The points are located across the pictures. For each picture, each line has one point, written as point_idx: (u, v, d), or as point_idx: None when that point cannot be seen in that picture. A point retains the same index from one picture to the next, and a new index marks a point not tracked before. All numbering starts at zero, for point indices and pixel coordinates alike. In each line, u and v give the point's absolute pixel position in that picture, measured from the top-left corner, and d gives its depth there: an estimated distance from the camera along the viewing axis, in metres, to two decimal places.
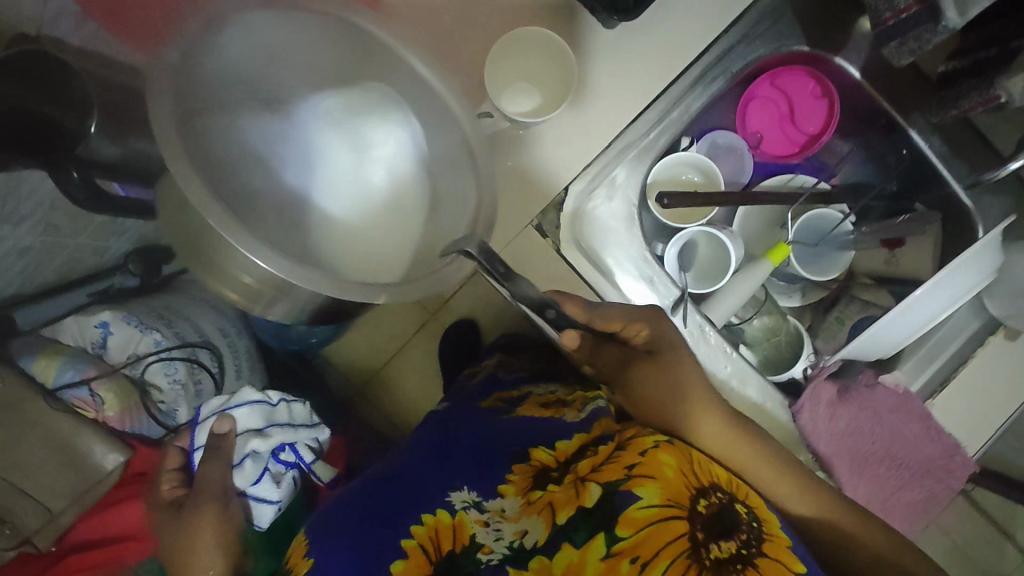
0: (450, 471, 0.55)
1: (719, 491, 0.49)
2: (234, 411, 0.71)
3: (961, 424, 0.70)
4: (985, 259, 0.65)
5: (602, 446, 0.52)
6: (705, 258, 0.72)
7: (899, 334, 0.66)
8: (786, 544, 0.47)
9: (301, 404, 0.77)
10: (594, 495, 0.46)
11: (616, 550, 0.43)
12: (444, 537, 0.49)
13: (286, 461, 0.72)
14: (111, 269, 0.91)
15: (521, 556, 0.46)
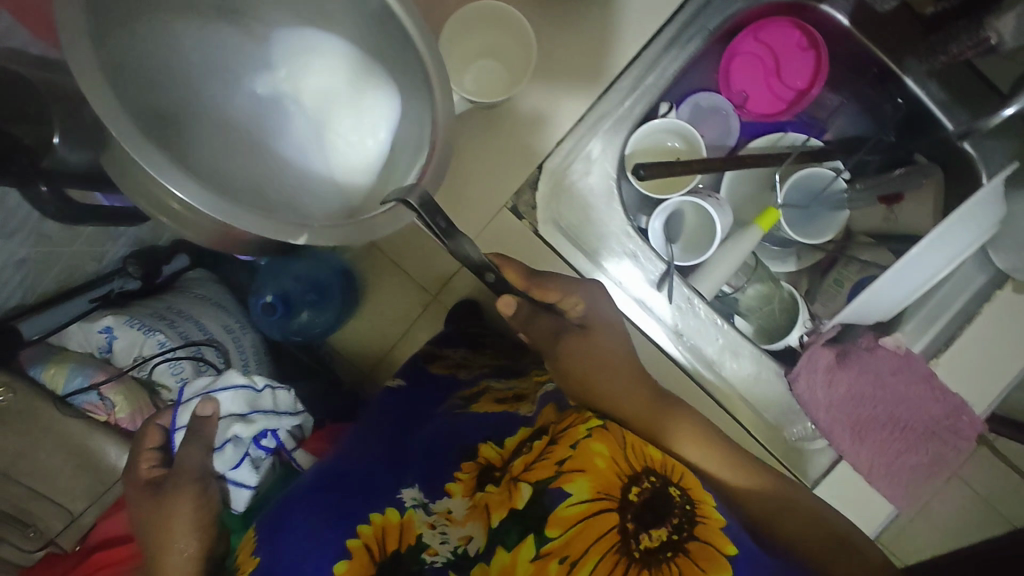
0: (403, 467, 0.57)
1: (653, 476, 0.49)
2: (217, 394, 0.67)
3: (966, 384, 0.67)
4: (989, 211, 0.62)
5: (537, 441, 0.53)
6: (691, 228, 0.68)
7: (898, 294, 0.63)
8: (720, 525, 0.47)
9: (285, 390, 0.75)
10: (525, 496, 0.47)
11: (545, 552, 0.44)
12: (390, 538, 0.49)
13: (268, 448, 0.71)
14: (113, 274, 1.06)
15: (464, 563, 0.48)
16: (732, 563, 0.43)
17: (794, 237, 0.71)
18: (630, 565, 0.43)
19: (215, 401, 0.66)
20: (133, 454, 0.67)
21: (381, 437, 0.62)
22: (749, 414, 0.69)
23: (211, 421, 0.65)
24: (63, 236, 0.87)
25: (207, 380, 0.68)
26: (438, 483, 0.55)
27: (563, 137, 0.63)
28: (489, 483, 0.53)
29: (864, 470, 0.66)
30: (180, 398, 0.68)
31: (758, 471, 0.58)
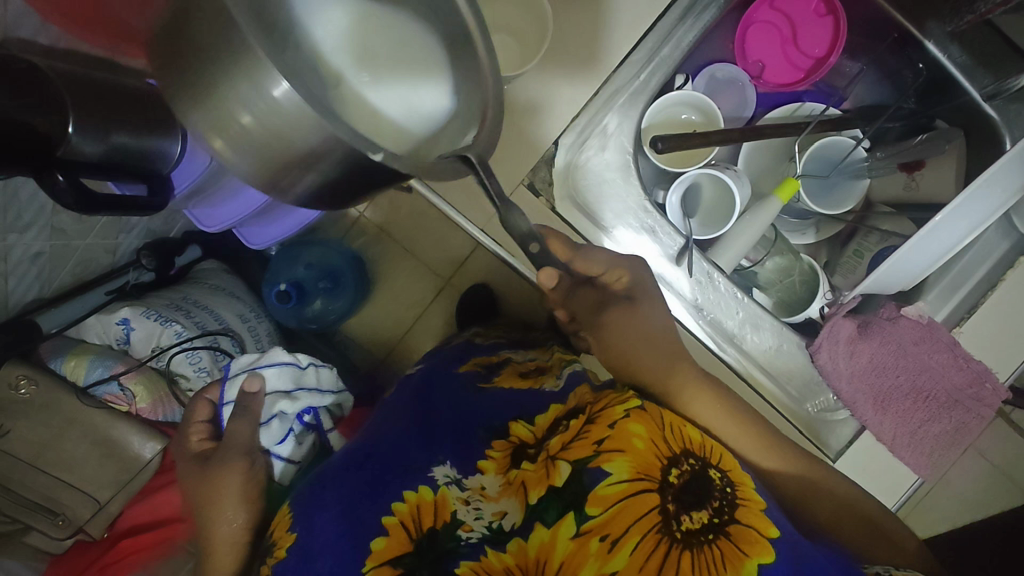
0: (432, 445, 0.57)
1: (692, 458, 0.49)
2: (265, 371, 0.74)
3: (991, 351, 0.66)
4: (1016, 174, 0.59)
5: (572, 420, 0.53)
6: (710, 202, 0.68)
7: (921, 263, 0.62)
8: (761, 507, 0.47)
9: (328, 369, 0.81)
10: (564, 473, 0.47)
11: (585, 529, 0.44)
12: (426, 516, 0.50)
13: (309, 424, 0.78)
14: (127, 267, 1.06)
15: (499, 538, 0.47)
16: (774, 548, 0.44)
17: (814, 208, 0.70)
18: (672, 546, 0.43)
19: (260, 379, 0.69)
20: (184, 426, 0.71)
21: (405, 416, 0.63)
22: (767, 385, 0.69)
23: (256, 398, 0.69)
24: (77, 229, 0.88)
25: (254, 356, 0.73)
26: (470, 459, 0.55)
27: (578, 113, 0.62)
28: (523, 461, 0.53)
29: (885, 440, 0.66)
30: (228, 373, 0.73)
31: (785, 449, 0.58)
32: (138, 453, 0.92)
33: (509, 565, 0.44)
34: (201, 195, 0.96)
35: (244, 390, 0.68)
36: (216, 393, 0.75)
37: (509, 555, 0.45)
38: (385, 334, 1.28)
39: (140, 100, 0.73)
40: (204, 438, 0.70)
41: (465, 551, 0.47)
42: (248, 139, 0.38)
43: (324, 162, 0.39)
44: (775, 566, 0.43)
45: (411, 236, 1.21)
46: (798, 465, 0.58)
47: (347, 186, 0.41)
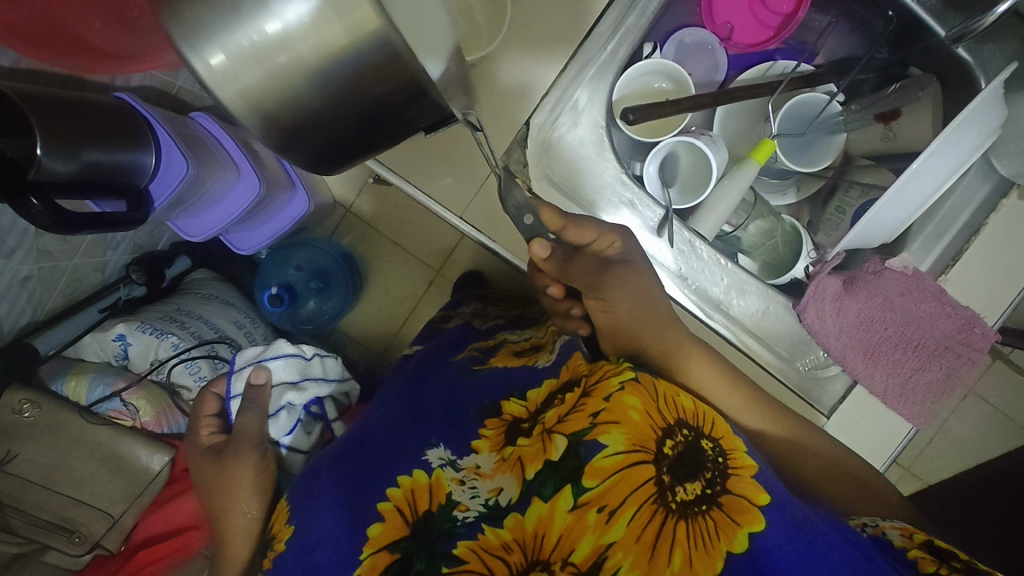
0: (430, 428, 0.58)
1: (685, 429, 0.49)
2: (270, 364, 0.75)
3: (977, 296, 0.66)
4: (987, 118, 0.58)
5: (568, 394, 0.54)
6: (687, 169, 0.68)
7: (899, 214, 0.60)
8: (752, 473, 0.47)
9: (334, 358, 0.81)
10: (560, 447, 0.48)
11: (582, 501, 0.45)
12: (421, 498, 0.51)
13: (316, 414, 0.78)
14: (117, 284, 1.07)
15: (496, 514, 0.48)
16: (765, 516, 0.44)
17: (791, 166, 0.69)
18: (667, 516, 0.44)
19: (267, 370, 0.72)
20: (193, 422, 0.72)
21: (398, 406, 0.63)
22: (760, 349, 0.69)
23: (263, 390, 0.71)
24: (63, 249, 0.88)
25: (258, 350, 0.75)
26: (464, 440, 0.56)
27: (545, 93, 0.62)
28: (518, 436, 0.53)
29: (878, 392, 0.67)
30: (233, 367, 0.75)
31: (772, 410, 0.59)
32: (146, 465, 0.95)
33: (506, 539, 0.45)
34: (185, 205, 0.96)
35: (250, 382, 0.71)
36: (222, 388, 0.76)
37: (506, 529, 0.46)
38: (382, 327, 1.31)
39: (106, 115, 0.74)
40: (214, 432, 0.71)
41: (462, 531, 0.47)
42: (272, 54, 0.35)
43: (339, 90, 0.38)
44: (767, 535, 0.43)
45: (399, 228, 1.28)
46: (789, 427, 0.59)
47: (345, 129, 0.42)
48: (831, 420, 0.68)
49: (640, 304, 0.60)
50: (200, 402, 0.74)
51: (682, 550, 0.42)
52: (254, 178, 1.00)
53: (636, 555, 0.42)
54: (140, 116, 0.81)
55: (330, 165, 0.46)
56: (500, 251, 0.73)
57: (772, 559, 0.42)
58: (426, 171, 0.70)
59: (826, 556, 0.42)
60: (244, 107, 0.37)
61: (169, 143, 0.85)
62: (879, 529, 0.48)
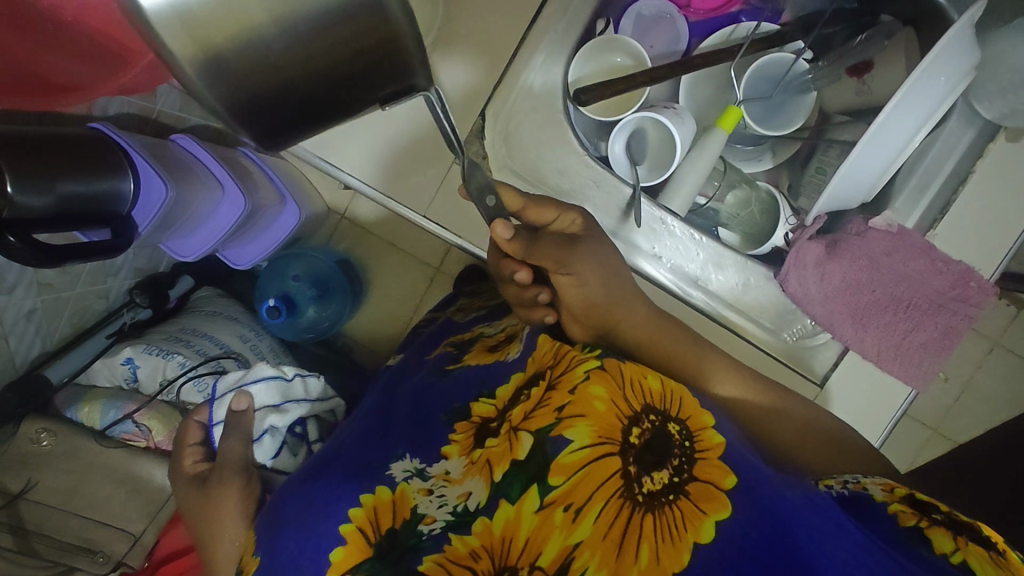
0: (409, 437, 0.58)
1: (653, 414, 0.48)
2: (252, 387, 0.77)
3: (968, 248, 0.63)
4: (957, 58, 0.52)
5: (533, 388, 0.53)
6: (656, 145, 0.66)
7: (874, 165, 0.56)
8: (719, 455, 0.46)
9: (315, 377, 0.84)
10: (526, 446, 0.48)
11: (548, 501, 0.45)
12: (384, 517, 0.50)
13: (299, 434, 0.81)
14: (121, 309, 1.10)
15: (463, 520, 0.47)
16: (731, 501, 0.43)
17: (761, 130, 0.68)
18: (634, 510, 0.43)
19: (248, 396, 0.73)
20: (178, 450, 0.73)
21: (373, 419, 0.64)
22: (743, 323, 0.67)
23: (247, 414, 0.73)
24: (62, 280, 0.90)
25: (240, 374, 0.77)
26: (435, 448, 0.55)
27: (494, 90, 0.63)
28: (487, 437, 0.53)
29: (870, 355, 0.64)
30: (215, 395, 0.76)
31: (750, 379, 0.59)
32: (163, 484, 0.96)
33: (473, 547, 0.45)
34: (174, 227, 0.97)
35: (233, 409, 0.72)
36: (205, 415, 0.78)
37: (474, 535, 0.46)
38: (387, 330, 1.33)
39: (79, 146, 0.75)
40: (199, 461, 0.72)
41: (427, 545, 0.47)
42: None
43: (310, 42, 0.34)
44: (733, 521, 0.42)
45: (395, 230, 1.27)
46: (767, 397, 0.58)
47: (306, 93, 0.36)
48: (824, 389, 0.66)
49: (613, 282, 0.59)
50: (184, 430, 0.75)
51: (650, 546, 0.41)
52: (238, 195, 1.01)
53: (603, 553, 0.41)
54: (115, 143, 0.82)
55: (280, 139, 0.40)
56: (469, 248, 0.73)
57: (742, 548, 0.41)
58: (404, 185, 0.70)
59: (794, 531, 0.42)
60: (198, 55, 0.32)
61: (146, 167, 0.85)
62: (858, 487, 0.49)
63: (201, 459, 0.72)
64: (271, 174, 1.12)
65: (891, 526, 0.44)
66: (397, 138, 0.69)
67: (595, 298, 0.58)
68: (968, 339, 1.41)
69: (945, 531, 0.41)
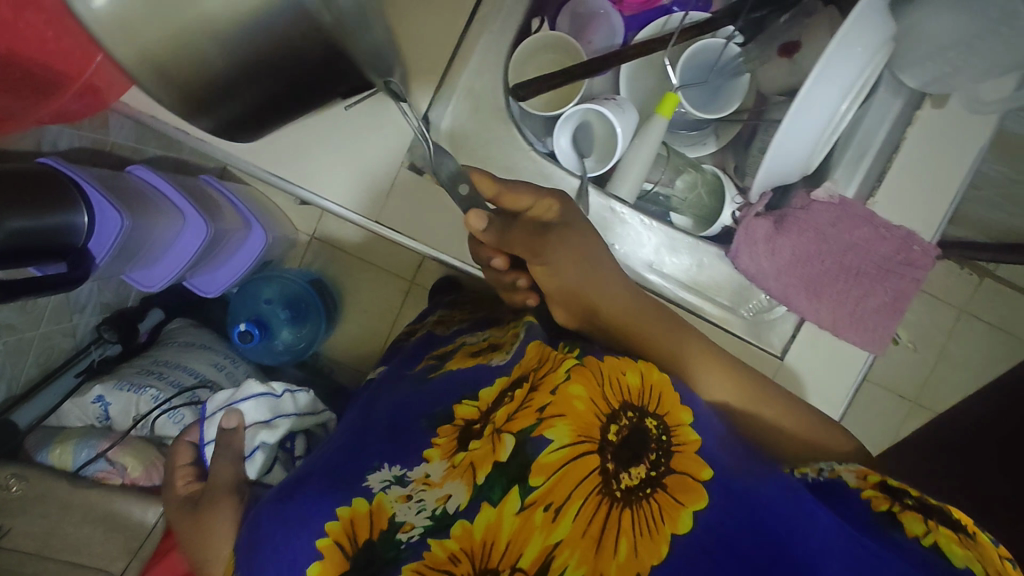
0: (389, 441, 0.55)
1: (631, 411, 0.48)
2: (242, 405, 0.79)
3: (907, 213, 0.66)
4: (873, 30, 0.55)
5: (517, 390, 0.53)
6: (602, 137, 0.68)
7: (806, 139, 0.59)
8: (695, 449, 0.47)
9: (305, 393, 0.85)
10: (508, 447, 0.47)
11: (530, 501, 0.44)
12: (360, 529, 0.48)
13: (288, 449, 0.83)
14: (88, 347, 1.07)
15: (443, 524, 0.46)
16: (707, 492, 0.45)
17: (701, 115, 0.70)
18: (612, 505, 0.44)
19: (239, 412, 0.73)
20: (170, 472, 0.74)
21: (351, 428, 0.62)
22: (702, 304, 0.69)
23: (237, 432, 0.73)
24: (25, 320, 0.88)
25: (230, 393, 0.78)
26: (416, 450, 0.53)
27: (440, 84, 0.63)
28: (470, 440, 0.52)
29: (828, 325, 0.66)
30: (205, 415, 0.76)
31: (725, 364, 0.61)
32: (142, 519, 0.96)
33: (453, 551, 0.44)
34: (137, 261, 0.96)
35: (223, 426, 0.73)
36: (195, 435, 0.77)
37: (454, 538, 0.44)
38: (366, 347, 1.32)
39: (29, 181, 0.73)
40: (191, 481, 0.72)
41: (407, 554, 0.46)
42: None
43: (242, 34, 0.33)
44: (709, 511, 0.44)
45: (365, 248, 1.27)
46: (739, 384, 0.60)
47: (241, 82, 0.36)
48: (785, 357, 0.68)
49: (585, 263, 0.60)
50: (175, 453, 0.75)
51: (628, 538, 0.43)
52: (200, 222, 1.01)
53: (583, 550, 0.42)
54: (67, 177, 0.80)
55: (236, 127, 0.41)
56: (443, 258, 0.69)
57: (715, 536, 0.43)
58: (381, 203, 0.67)
59: (765, 521, 0.45)
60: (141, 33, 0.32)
61: (99, 198, 0.84)
62: (834, 473, 0.53)
63: (192, 479, 0.72)
64: (235, 200, 1.12)
65: (863, 511, 0.48)
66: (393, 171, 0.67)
67: (559, 288, 0.60)
68: (938, 312, 1.44)
69: (918, 515, 0.46)
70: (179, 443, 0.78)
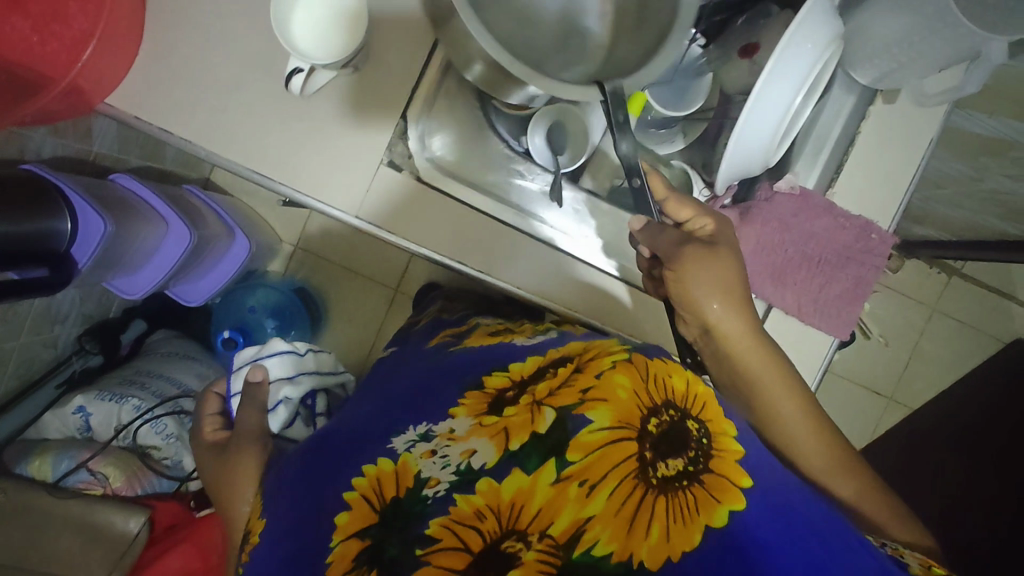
0: (416, 409, 0.55)
1: (672, 409, 0.45)
2: (269, 361, 0.94)
3: (865, 205, 0.69)
4: (821, 28, 0.58)
5: (560, 367, 0.51)
6: (573, 134, 0.73)
7: (765, 131, 0.62)
8: (737, 458, 0.43)
9: (324, 355, 1.02)
10: (547, 420, 0.45)
11: (564, 475, 0.42)
12: (388, 488, 0.48)
13: (309, 406, 0.98)
14: (69, 358, 1.07)
15: (467, 479, 0.45)
16: (746, 496, 0.40)
17: (668, 112, 0.72)
18: (647, 493, 0.40)
19: (264, 366, 0.90)
20: (198, 418, 0.86)
21: (369, 404, 0.63)
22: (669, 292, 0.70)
23: (261, 386, 0.81)
24: (6, 329, 0.87)
25: (257, 349, 0.95)
26: (442, 410, 0.53)
27: (415, 87, 0.65)
28: (503, 406, 0.50)
29: (793, 311, 0.69)
30: (234, 367, 0.93)
31: (786, 376, 0.60)
32: (124, 530, 0.93)
33: (479, 507, 0.43)
34: (121, 267, 0.96)
35: (250, 380, 0.81)
36: (220, 390, 0.92)
37: (478, 494, 0.43)
38: (352, 358, 1.32)
39: (14, 188, 0.74)
40: (216, 428, 0.84)
41: (433, 509, 0.44)
42: None
43: None
44: (748, 513, 0.39)
45: (350, 256, 1.31)
46: (786, 385, 0.60)
47: None
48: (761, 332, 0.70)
49: (726, 291, 0.58)
50: (204, 403, 0.88)
51: (659, 526, 0.39)
52: (183, 229, 1.02)
53: (613, 529, 0.39)
54: (49, 183, 0.81)
55: None
56: (448, 262, 0.68)
57: (753, 540, 0.38)
58: (410, 211, 0.66)
59: (806, 541, 0.40)
60: None
61: (84, 205, 0.84)
62: (897, 552, 0.46)
63: (218, 427, 0.84)
64: (219, 210, 1.14)
65: None
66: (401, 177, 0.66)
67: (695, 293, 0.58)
68: (911, 310, 1.48)
69: None
70: (205, 395, 0.90)
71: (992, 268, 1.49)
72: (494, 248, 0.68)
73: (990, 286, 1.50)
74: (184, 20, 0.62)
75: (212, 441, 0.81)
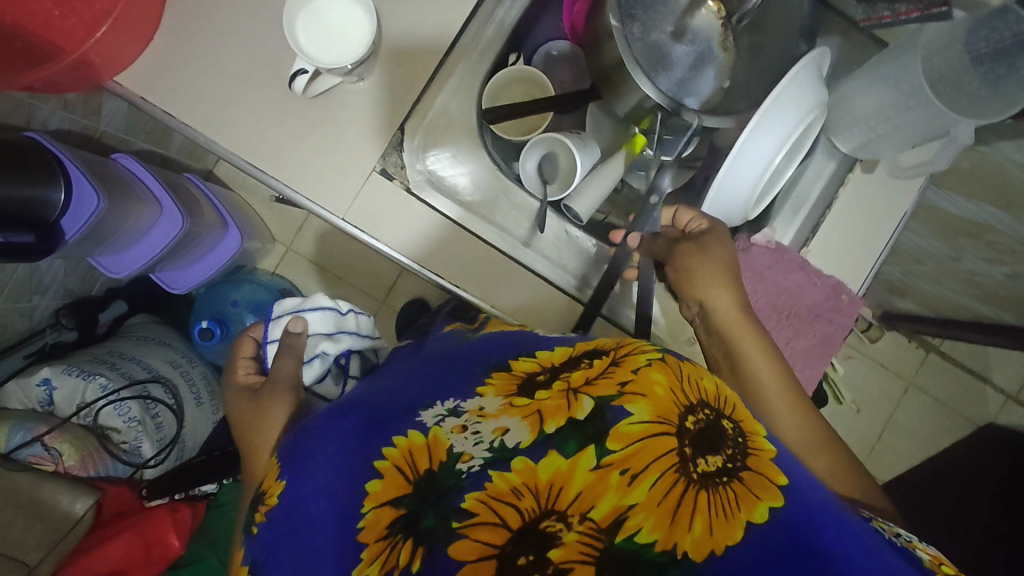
0: (441, 387, 0.55)
1: (708, 408, 0.42)
2: (310, 314, 0.88)
3: (837, 266, 0.71)
4: (805, 93, 0.61)
5: (594, 359, 0.49)
6: (563, 168, 0.73)
7: (744, 184, 0.64)
8: (771, 457, 0.40)
9: (364, 317, 0.96)
10: (586, 407, 0.43)
11: (605, 462, 0.39)
12: (420, 459, 0.46)
13: (342, 364, 0.92)
14: (42, 330, 1.06)
15: (502, 457, 0.43)
16: (784, 494, 0.37)
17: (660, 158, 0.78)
18: (690, 485, 0.37)
19: (301, 319, 0.83)
20: (233, 362, 0.85)
21: (364, 388, 0.62)
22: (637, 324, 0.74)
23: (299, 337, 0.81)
24: None
25: (300, 301, 0.88)
26: (470, 388, 0.53)
27: (416, 104, 0.68)
28: (533, 388, 0.49)
29: None
30: (274, 315, 0.87)
31: (778, 361, 0.58)
32: (68, 511, 0.90)
33: (515, 484, 0.40)
34: (111, 244, 0.97)
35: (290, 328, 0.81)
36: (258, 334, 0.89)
37: (515, 472, 0.41)
38: None
39: (15, 153, 0.75)
40: (250, 372, 0.83)
41: (468, 483, 0.42)
42: None
43: None
44: (787, 510, 0.36)
45: (341, 263, 1.32)
46: (777, 372, 0.58)
47: None
48: None
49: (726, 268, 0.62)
50: (239, 344, 0.87)
51: (704, 520, 0.35)
52: (176, 213, 1.02)
53: (657, 518, 0.36)
54: (49, 152, 0.82)
55: None
56: (433, 278, 0.69)
57: (802, 535, 0.35)
58: (392, 216, 0.67)
59: (837, 542, 0.35)
60: None
61: (79, 177, 0.85)
62: (908, 544, 0.41)
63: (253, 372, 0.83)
64: (216, 202, 1.16)
65: None
66: (390, 196, 0.67)
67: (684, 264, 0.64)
68: (888, 381, 1.49)
69: None
70: (242, 337, 0.89)
71: (971, 350, 1.50)
72: (486, 274, 0.69)
73: (967, 367, 1.51)
74: (201, 12, 0.65)
75: (245, 384, 0.80)
